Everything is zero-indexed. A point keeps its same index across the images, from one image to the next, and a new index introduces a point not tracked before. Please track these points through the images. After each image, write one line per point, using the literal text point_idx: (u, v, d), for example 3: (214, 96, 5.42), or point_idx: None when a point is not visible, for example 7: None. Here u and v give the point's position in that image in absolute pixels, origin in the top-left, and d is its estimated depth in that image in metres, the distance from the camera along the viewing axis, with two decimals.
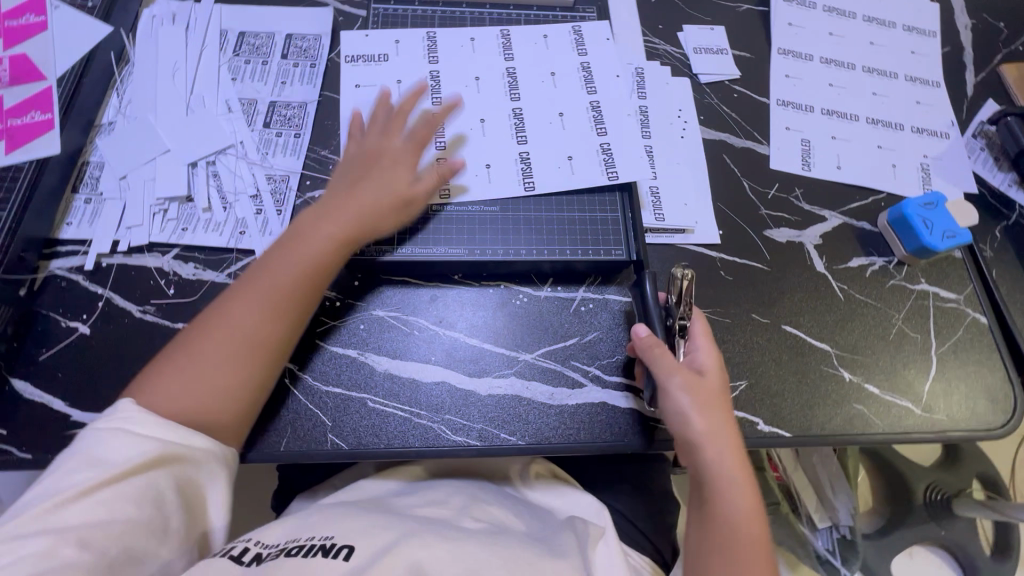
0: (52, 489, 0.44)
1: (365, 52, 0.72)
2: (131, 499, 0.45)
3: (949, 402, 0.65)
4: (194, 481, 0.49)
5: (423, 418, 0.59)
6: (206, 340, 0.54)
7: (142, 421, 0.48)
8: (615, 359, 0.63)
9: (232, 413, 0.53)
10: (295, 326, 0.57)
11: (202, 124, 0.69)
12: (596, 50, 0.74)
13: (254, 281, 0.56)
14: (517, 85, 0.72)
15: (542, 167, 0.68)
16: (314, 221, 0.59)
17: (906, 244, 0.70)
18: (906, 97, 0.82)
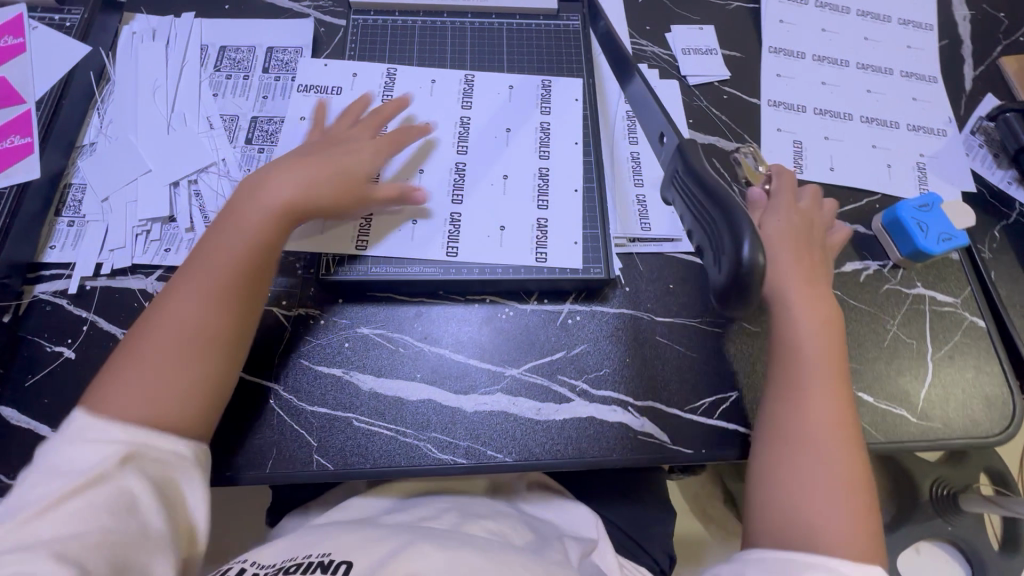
0: (22, 502, 0.42)
1: (319, 84, 0.72)
2: (100, 508, 0.43)
3: (947, 409, 0.63)
4: (170, 485, 0.47)
5: (410, 437, 0.59)
6: (153, 333, 0.51)
7: (107, 422, 0.46)
8: (603, 372, 0.62)
9: (196, 401, 0.50)
10: (248, 299, 0.55)
11: (183, 142, 0.69)
12: (561, 107, 0.72)
13: (198, 263, 0.54)
14: (466, 137, 0.70)
15: (470, 234, 0.66)
16: (259, 189, 0.58)
17: (900, 248, 0.68)
18: (902, 93, 0.80)
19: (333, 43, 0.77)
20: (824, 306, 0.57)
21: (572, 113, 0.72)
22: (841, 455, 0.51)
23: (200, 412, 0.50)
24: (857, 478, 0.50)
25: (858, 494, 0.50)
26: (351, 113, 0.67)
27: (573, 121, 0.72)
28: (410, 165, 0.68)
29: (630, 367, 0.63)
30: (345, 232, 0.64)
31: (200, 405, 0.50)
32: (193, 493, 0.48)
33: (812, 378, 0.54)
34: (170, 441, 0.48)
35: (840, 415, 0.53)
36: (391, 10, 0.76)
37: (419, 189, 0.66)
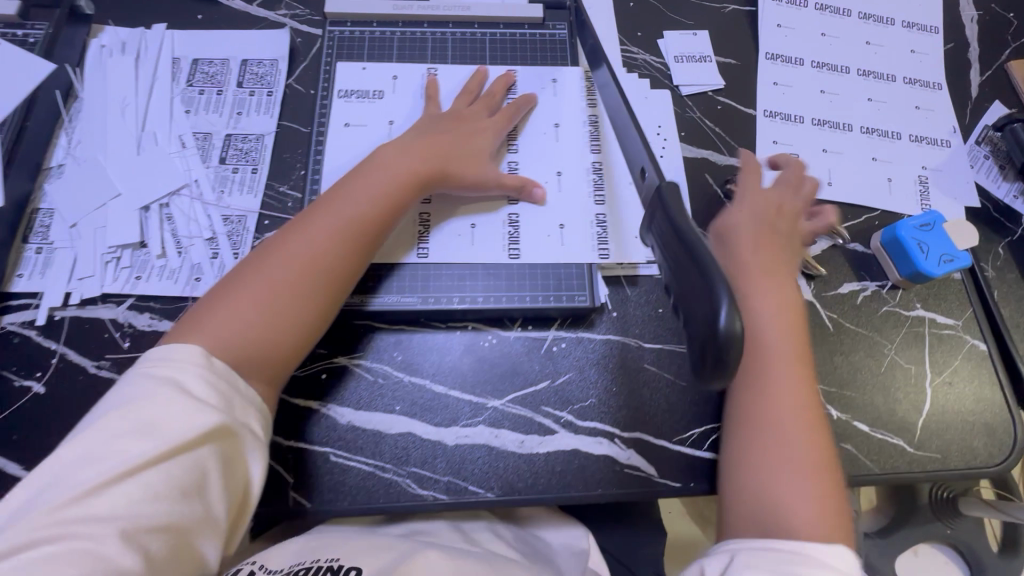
0: (99, 457, 0.42)
1: (359, 87, 0.71)
2: (174, 485, 0.43)
3: (945, 437, 0.61)
4: (237, 465, 0.48)
5: (389, 472, 0.57)
6: (264, 270, 0.55)
7: (197, 380, 0.47)
8: (588, 403, 0.60)
9: (285, 353, 0.54)
10: (357, 265, 0.58)
11: (155, 164, 0.67)
12: (606, 100, 0.73)
13: (323, 213, 0.58)
14: (515, 138, 0.70)
15: (530, 236, 0.65)
16: (393, 158, 0.62)
17: (900, 268, 0.66)
18: (904, 101, 0.77)
19: (310, 53, 0.74)
20: (784, 294, 0.58)
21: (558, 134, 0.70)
22: (804, 437, 0.53)
23: (278, 362, 0.54)
24: (820, 460, 0.52)
25: (822, 475, 0.52)
26: (465, 96, 0.69)
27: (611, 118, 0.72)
28: (500, 147, 0.69)
29: (616, 398, 0.61)
30: (405, 231, 0.65)
31: (280, 359, 0.54)
32: (253, 472, 0.49)
33: (777, 365, 0.55)
34: (250, 422, 0.49)
35: (803, 401, 0.54)
36: (369, 20, 0.74)
37: (540, 186, 0.67)
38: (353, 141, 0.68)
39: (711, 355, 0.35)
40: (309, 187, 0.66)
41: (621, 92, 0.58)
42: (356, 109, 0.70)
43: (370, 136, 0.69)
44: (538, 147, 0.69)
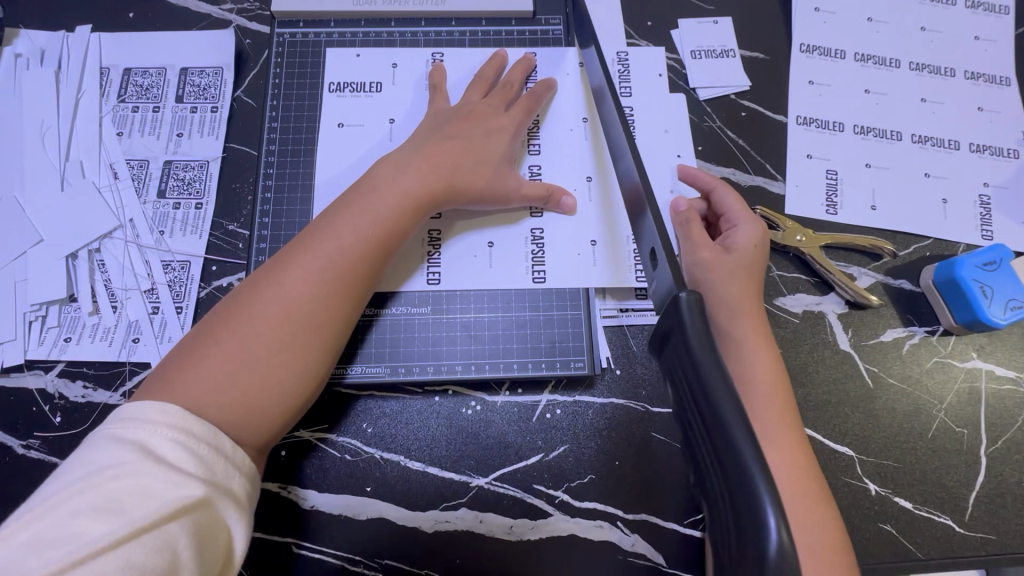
0: (50, 541, 0.33)
1: (353, 79, 0.60)
2: (140, 571, 0.33)
3: (1002, 515, 0.53)
4: (217, 538, 0.38)
5: (359, 565, 0.50)
6: (240, 319, 0.44)
7: (174, 444, 0.38)
8: (587, 480, 0.52)
9: (273, 413, 0.44)
10: (355, 304, 0.48)
11: (83, 201, 0.57)
12: (641, 88, 0.63)
13: (308, 246, 0.47)
14: (538, 132, 0.59)
15: (556, 256, 0.56)
16: (390, 176, 0.51)
17: (955, 313, 0.56)
18: (965, 101, 0.65)
19: (260, 59, 0.63)
20: (751, 327, 0.48)
21: (564, 145, 0.59)
22: (808, 517, 0.43)
23: (265, 429, 0.44)
24: (829, 542, 0.43)
25: (836, 561, 0.42)
26: (480, 85, 0.58)
27: (642, 116, 0.62)
28: (519, 150, 0.58)
29: (619, 474, 0.52)
30: (413, 252, 0.56)
31: (265, 427, 0.44)
32: (235, 539, 0.39)
33: (770, 425, 0.45)
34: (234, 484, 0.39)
35: (802, 473, 0.45)
36: (327, 19, 0.63)
37: (569, 193, 0.57)
38: (310, 168, 0.58)
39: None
40: (259, 226, 0.57)
41: (611, 88, 0.51)
42: (312, 129, 0.59)
43: (368, 137, 0.58)
44: (553, 156, 0.58)
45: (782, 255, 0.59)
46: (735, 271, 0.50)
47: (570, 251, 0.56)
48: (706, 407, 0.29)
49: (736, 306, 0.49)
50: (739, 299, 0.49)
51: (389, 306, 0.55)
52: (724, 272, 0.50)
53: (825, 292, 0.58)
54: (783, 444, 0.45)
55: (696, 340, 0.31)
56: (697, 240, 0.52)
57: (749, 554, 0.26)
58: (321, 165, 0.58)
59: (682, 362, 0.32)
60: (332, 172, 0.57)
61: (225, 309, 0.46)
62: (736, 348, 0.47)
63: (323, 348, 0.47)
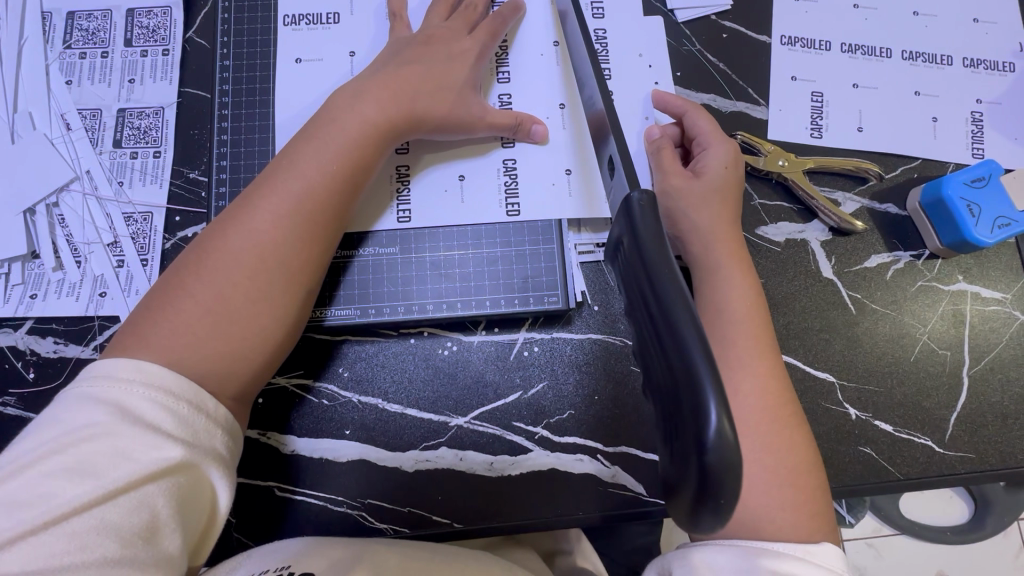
0: (20, 502, 0.33)
1: (310, 11, 0.57)
2: (116, 530, 0.34)
3: (983, 435, 0.53)
4: (200, 495, 0.38)
5: (342, 505, 0.51)
6: (207, 268, 0.43)
7: (151, 403, 0.37)
8: (566, 415, 0.52)
9: (254, 360, 0.43)
10: (328, 245, 0.47)
11: (36, 154, 0.55)
12: (615, 10, 0.59)
13: (270, 186, 0.45)
14: (506, 59, 0.56)
15: (531, 188, 0.54)
16: (351, 107, 0.48)
17: (941, 235, 0.54)
18: (959, 13, 0.61)
19: None
20: (731, 253, 0.47)
21: (534, 72, 0.56)
22: (775, 440, 0.43)
23: (250, 377, 0.43)
24: (793, 462, 0.43)
25: (801, 474, 0.43)
26: (439, 10, 0.54)
27: (618, 40, 0.58)
28: (485, 77, 0.55)
29: (598, 408, 0.52)
30: (382, 190, 0.54)
31: (248, 376, 0.43)
32: (219, 496, 0.39)
33: (744, 351, 0.45)
34: (215, 444, 0.39)
35: (778, 399, 0.44)
36: None
37: (541, 122, 0.54)
38: (268, 109, 0.55)
39: (692, 479, 0.26)
40: (218, 171, 0.55)
41: (577, 8, 0.49)
42: (268, 68, 0.56)
43: (330, 73, 0.55)
44: (523, 84, 0.56)
45: (764, 181, 0.57)
46: (708, 197, 0.49)
47: (542, 183, 0.54)
48: (654, 304, 0.28)
49: (709, 233, 0.48)
50: (714, 225, 0.48)
51: (359, 248, 0.53)
52: (696, 199, 0.49)
53: (808, 218, 0.56)
54: (752, 368, 0.44)
55: (649, 248, 0.30)
56: (667, 168, 0.51)
57: (688, 443, 0.26)
58: (280, 106, 0.55)
59: (634, 263, 0.31)
60: (292, 113, 0.55)
61: (190, 258, 0.44)
62: (711, 274, 0.47)
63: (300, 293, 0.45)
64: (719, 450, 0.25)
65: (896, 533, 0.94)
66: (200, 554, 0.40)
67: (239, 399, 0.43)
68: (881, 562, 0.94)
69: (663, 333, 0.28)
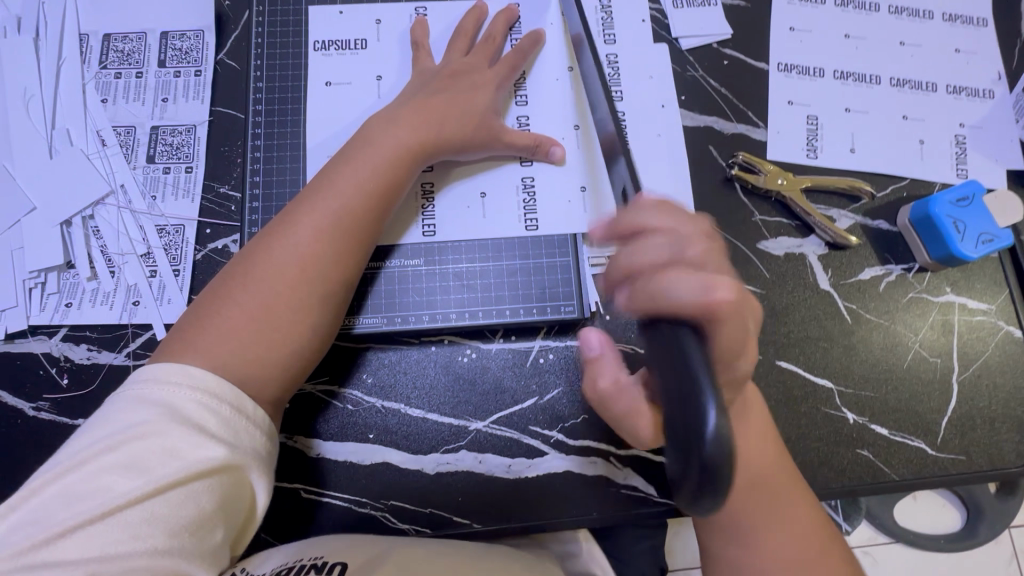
0: (78, 496, 0.35)
1: (338, 36, 0.60)
2: (164, 524, 0.36)
3: (972, 438, 0.56)
4: (240, 494, 0.40)
5: (366, 507, 0.53)
6: (252, 279, 0.45)
7: (195, 405, 0.39)
8: (581, 419, 0.55)
9: (292, 367, 0.46)
10: (361, 257, 0.49)
11: (72, 170, 0.58)
12: (626, 38, 0.63)
13: (310, 203, 0.48)
14: (523, 83, 0.59)
15: (548, 203, 0.57)
16: (382, 130, 0.51)
17: (929, 250, 0.58)
18: (942, 43, 0.65)
19: (240, 20, 0.62)
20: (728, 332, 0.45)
21: (550, 96, 0.59)
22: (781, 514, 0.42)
23: (287, 383, 0.46)
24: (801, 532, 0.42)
25: (779, 499, 0.43)
26: (461, 40, 0.58)
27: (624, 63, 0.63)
28: (504, 100, 0.58)
29: None
30: (407, 206, 0.57)
31: (287, 381, 0.46)
32: (257, 495, 0.41)
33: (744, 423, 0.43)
34: (254, 446, 0.41)
35: (754, 425, 0.44)
36: None
37: (558, 144, 0.57)
38: (297, 128, 0.58)
39: (692, 469, 0.29)
40: (250, 187, 0.57)
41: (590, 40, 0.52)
42: (299, 89, 0.59)
43: (357, 95, 0.58)
44: (539, 106, 0.59)
45: (764, 199, 0.60)
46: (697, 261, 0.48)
47: (558, 200, 0.57)
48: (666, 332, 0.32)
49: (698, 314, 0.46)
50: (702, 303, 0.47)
51: (386, 260, 0.56)
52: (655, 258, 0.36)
53: (806, 234, 0.60)
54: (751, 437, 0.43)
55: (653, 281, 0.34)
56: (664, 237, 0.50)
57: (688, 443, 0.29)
58: (309, 126, 0.58)
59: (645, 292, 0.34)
60: (321, 132, 0.58)
61: (234, 268, 0.46)
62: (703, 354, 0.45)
63: (335, 303, 0.48)
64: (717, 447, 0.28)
65: (891, 542, 0.96)
66: (240, 545, 0.43)
67: (277, 403, 0.45)
68: (879, 571, 0.96)
69: (665, 346, 0.31)
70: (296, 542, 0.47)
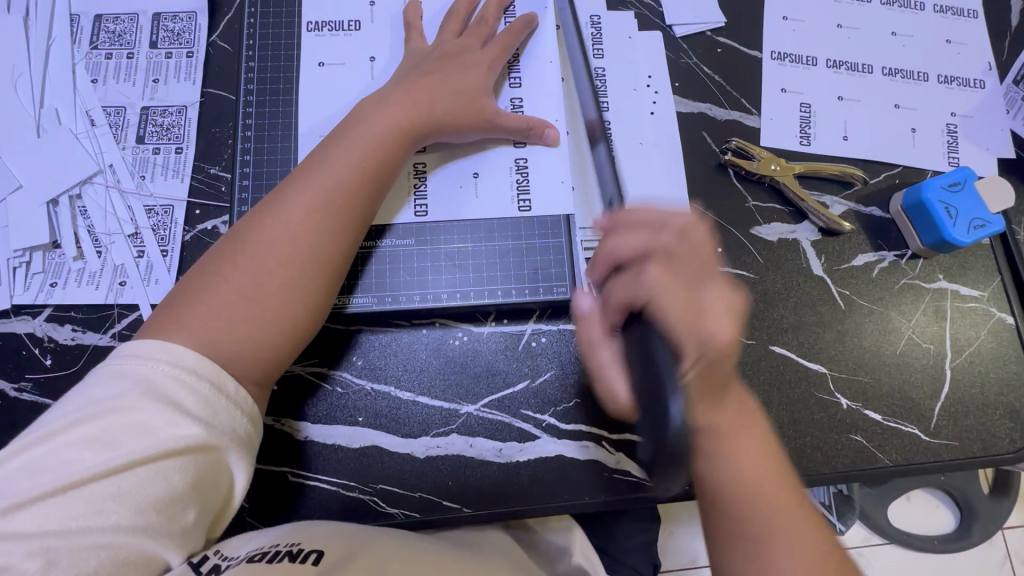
0: (44, 468, 0.34)
1: (332, 18, 0.60)
2: (131, 500, 0.35)
3: (964, 425, 0.56)
4: (217, 476, 0.39)
5: (354, 491, 0.52)
6: (242, 256, 0.45)
7: (172, 381, 0.38)
8: (573, 402, 0.54)
9: (279, 346, 0.45)
10: (354, 236, 0.48)
11: (59, 149, 0.57)
12: (616, 50, 0.63)
13: (303, 181, 0.47)
14: (517, 67, 0.59)
15: (542, 183, 0.57)
16: (373, 113, 0.51)
17: (923, 237, 0.58)
18: (933, 34, 0.66)
19: (233, 2, 0.62)
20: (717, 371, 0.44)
21: (545, 80, 0.59)
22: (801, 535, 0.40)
23: (276, 362, 0.45)
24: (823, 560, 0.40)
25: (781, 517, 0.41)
26: (454, 22, 0.58)
27: (617, 49, 0.63)
28: (498, 82, 0.58)
29: None
30: (400, 186, 0.56)
31: (274, 360, 0.45)
32: (235, 479, 0.40)
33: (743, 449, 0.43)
34: (233, 427, 0.40)
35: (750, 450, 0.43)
36: None
37: (552, 125, 0.57)
38: (290, 109, 0.58)
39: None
40: (241, 166, 0.57)
41: None
42: (292, 70, 0.59)
43: (350, 77, 0.58)
44: (533, 90, 0.59)
45: (757, 185, 0.60)
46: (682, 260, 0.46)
47: (553, 181, 0.57)
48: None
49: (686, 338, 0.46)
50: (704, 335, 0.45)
51: (379, 239, 0.56)
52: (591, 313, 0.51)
53: (799, 220, 0.60)
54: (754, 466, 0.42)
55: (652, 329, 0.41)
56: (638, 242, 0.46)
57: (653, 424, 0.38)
58: (301, 108, 0.58)
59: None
60: (313, 113, 0.57)
61: (224, 247, 0.46)
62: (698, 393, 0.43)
63: (327, 284, 0.47)
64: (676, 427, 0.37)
65: (885, 542, 0.95)
66: (217, 529, 0.42)
67: (263, 383, 0.44)
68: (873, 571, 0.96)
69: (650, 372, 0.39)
70: (273, 529, 0.44)
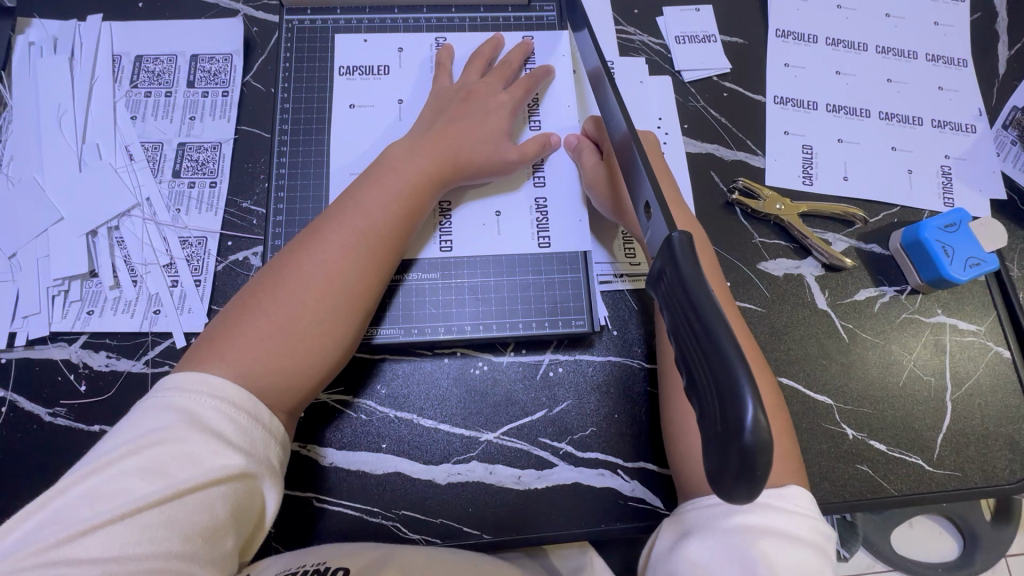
0: (100, 496, 0.36)
1: (362, 62, 0.63)
2: (180, 528, 0.36)
3: (965, 455, 0.58)
4: (253, 503, 0.41)
5: (377, 516, 0.53)
6: (279, 290, 0.47)
7: (216, 411, 0.40)
8: (589, 431, 0.56)
9: (310, 378, 0.47)
10: (384, 273, 0.51)
11: (100, 182, 0.60)
12: (628, 93, 0.67)
13: (338, 220, 0.50)
14: (538, 110, 0.63)
15: (560, 221, 0.60)
16: (404, 156, 0.54)
17: (921, 273, 0.61)
18: (926, 81, 0.70)
19: (267, 46, 0.66)
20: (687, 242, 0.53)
21: (564, 122, 0.63)
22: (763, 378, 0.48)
23: (305, 392, 0.47)
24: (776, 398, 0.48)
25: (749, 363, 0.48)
26: (477, 65, 0.62)
27: (630, 93, 0.67)
28: (518, 125, 0.62)
29: (618, 425, 0.56)
30: (426, 222, 0.59)
31: (304, 391, 0.47)
32: (268, 505, 0.42)
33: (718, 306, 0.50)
34: (269, 457, 0.42)
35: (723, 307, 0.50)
36: (330, 6, 0.66)
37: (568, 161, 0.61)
38: (321, 146, 0.61)
39: (730, 467, 0.28)
40: (274, 204, 0.59)
41: (608, 76, 0.49)
42: (323, 110, 0.62)
43: (379, 118, 0.61)
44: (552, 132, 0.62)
45: (763, 223, 0.63)
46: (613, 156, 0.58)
47: (571, 219, 0.60)
48: (703, 333, 0.30)
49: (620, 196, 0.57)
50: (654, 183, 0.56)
51: (405, 273, 0.58)
52: (601, 175, 0.58)
53: (804, 256, 0.62)
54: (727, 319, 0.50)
55: (686, 266, 0.33)
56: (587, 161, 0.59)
57: (724, 433, 0.28)
58: (331, 146, 0.61)
59: (677, 295, 0.33)
60: (343, 151, 0.60)
61: (262, 281, 0.48)
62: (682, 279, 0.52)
63: (357, 319, 0.49)
64: (754, 440, 0.27)
65: (888, 569, 0.96)
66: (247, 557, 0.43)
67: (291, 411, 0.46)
68: None
69: (707, 348, 0.30)
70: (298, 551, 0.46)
